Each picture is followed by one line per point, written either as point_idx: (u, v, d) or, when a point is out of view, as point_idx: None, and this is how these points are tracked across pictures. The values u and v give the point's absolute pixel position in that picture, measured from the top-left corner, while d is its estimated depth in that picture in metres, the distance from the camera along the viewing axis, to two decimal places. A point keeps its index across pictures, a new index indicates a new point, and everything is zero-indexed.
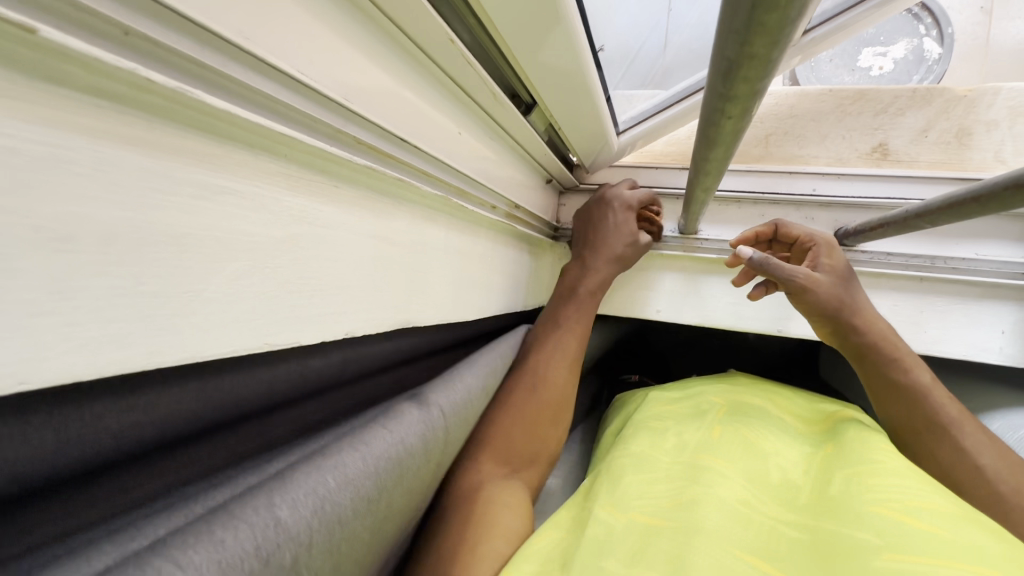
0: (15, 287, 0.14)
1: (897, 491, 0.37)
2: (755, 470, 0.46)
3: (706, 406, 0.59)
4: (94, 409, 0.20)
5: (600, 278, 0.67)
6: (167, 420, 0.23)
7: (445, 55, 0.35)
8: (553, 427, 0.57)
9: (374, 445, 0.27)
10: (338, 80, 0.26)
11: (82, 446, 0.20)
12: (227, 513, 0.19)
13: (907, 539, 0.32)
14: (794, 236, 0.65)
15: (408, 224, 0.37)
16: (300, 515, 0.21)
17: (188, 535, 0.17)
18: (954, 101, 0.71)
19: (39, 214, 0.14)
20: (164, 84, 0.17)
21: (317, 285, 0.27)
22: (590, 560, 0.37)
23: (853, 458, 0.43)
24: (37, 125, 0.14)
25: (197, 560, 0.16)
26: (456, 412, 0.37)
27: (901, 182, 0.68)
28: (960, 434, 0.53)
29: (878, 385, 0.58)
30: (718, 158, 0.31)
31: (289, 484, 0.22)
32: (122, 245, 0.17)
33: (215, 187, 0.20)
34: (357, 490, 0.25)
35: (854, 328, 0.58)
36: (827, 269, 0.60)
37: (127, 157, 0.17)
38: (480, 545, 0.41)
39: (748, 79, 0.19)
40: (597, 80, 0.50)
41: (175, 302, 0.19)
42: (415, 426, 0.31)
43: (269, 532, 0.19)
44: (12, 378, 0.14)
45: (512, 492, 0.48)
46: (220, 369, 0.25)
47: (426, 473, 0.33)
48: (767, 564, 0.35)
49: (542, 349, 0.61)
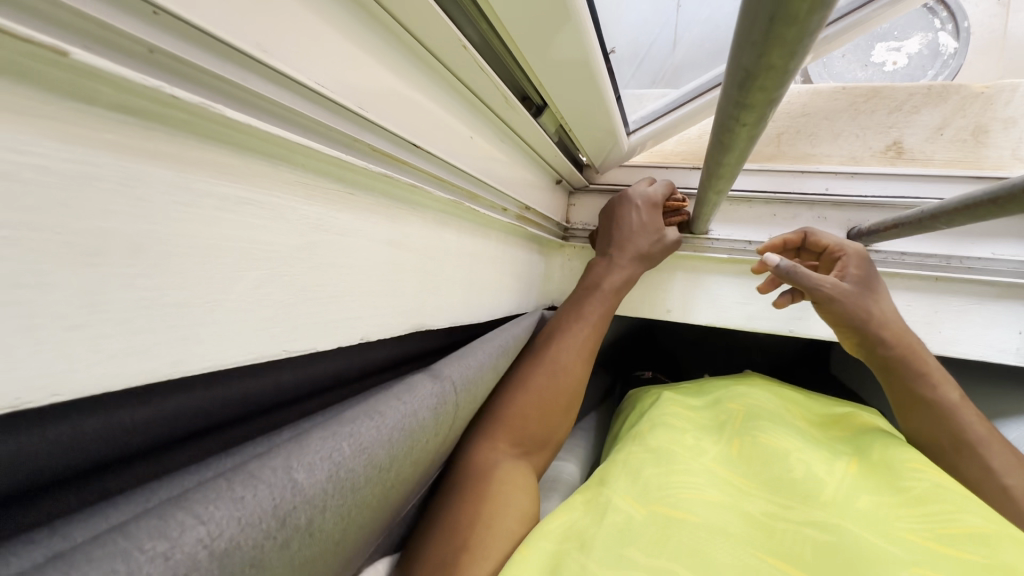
0: (48, 302, 0.14)
1: (932, 516, 0.37)
2: (771, 472, 0.45)
3: (725, 417, 0.58)
4: (109, 406, 0.20)
5: (623, 277, 0.67)
6: (178, 418, 0.23)
7: (457, 59, 0.35)
8: (564, 420, 0.57)
9: (390, 414, 0.27)
10: (353, 89, 0.26)
11: (100, 441, 0.20)
12: (246, 472, 0.19)
13: (939, 564, 0.33)
14: (822, 245, 0.65)
15: (421, 229, 0.37)
16: (316, 478, 0.21)
17: (207, 493, 0.17)
18: (971, 98, 0.69)
19: (70, 229, 0.15)
20: (188, 100, 0.17)
21: (334, 292, 0.27)
22: (610, 548, 0.38)
23: (881, 484, 0.44)
24: (66, 143, 0.14)
25: (217, 518, 0.16)
26: (467, 387, 0.37)
27: (916, 181, 0.67)
28: (989, 454, 0.53)
29: (906, 399, 0.58)
30: (731, 163, 0.31)
31: (306, 447, 0.21)
32: (147, 258, 0.17)
33: (235, 199, 0.21)
34: (371, 457, 0.24)
35: (882, 342, 0.58)
36: (855, 280, 0.59)
37: (150, 172, 0.17)
38: (493, 526, 0.41)
39: (764, 88, 0.19)
40: (608, 81, 0.50)
41: (198, 312, 0.19)
42: (428, 399, 0.31)
43: (287, 493, 0.19)
44: (45, 390, 0.15)
45: (520, 471, 0.49)
46: (228, 376, 0.26)
47: (433, 443, 0.33)
48: (793, 568, 0.35)
49: (564, 340, 0.60)
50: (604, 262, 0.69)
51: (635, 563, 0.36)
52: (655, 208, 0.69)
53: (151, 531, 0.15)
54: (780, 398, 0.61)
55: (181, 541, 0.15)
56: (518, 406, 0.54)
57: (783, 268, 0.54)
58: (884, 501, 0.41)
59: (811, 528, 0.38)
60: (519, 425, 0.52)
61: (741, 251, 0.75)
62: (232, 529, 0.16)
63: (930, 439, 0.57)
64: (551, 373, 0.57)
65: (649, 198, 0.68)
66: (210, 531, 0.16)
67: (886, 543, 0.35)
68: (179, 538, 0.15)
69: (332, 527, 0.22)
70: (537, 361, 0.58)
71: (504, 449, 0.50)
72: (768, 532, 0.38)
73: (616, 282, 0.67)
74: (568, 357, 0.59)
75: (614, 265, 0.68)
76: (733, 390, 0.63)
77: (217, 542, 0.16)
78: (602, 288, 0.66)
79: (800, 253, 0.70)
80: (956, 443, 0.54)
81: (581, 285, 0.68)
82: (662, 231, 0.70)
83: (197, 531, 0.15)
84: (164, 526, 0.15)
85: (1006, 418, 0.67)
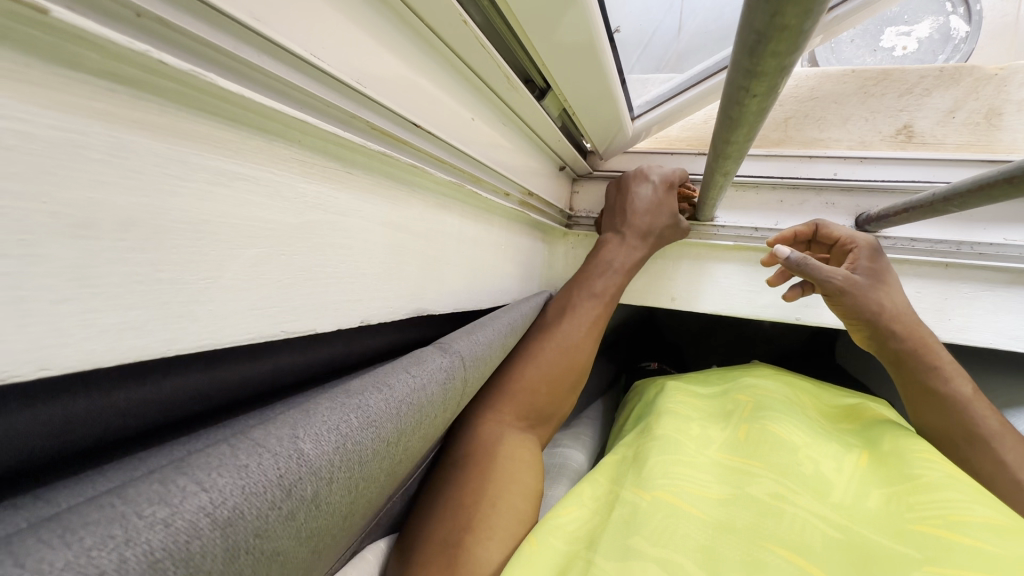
0: (38, 274, 0.14)
1: (942, 506, 0.36)
2: (779, 456, 0.45)
3: (732, 406, 0.57)
4: (101, 388, 0.20)
5: (633, 258, 0.68)
6: (173, 401, 0.23)
7: (457, 36, 0.34)
8: (569, 396, 0.57)
9: (397, 389, 0.26)
10: (350, 64, 0.26)
11: (90, 427, 0.20)
12: (249, 441, 0.18)
13: (952, 555, 0.32)
14: (834, 237, 0.63)
15: (422, 212, 0.36)
16: (323, 449, 0.20)
17: (209, 461, 0.16)
18: (985, 80, 0.68)
19: (58, 199, 0.14)
20: (177, 67, 0.16)
21: (332, 273, 0.27)
22: (616, 539, 0.38)
23: (891, 475, 0.43)
24: (51, 110, 0.14)
25: (220, 485, 0.16)
26: (476, 362, 0.37)
27: (927, 165, 0.66)
28: (1003, 448, 0.52)
29: (918, 392, 0.58)
30: (740, 141, 0.30)
31: (312, 419, 0.21)
32: (139, 232, 0.17)
33: (231, 173, 0.20)
34: (380, 430, 0.24)
35: (893, 335, 0.57)
36: (864, 272, 0.59)
37: (143, 143, 0.17)
38: (498, 504, 0.41)
39: (777, 54, 0.18)
40: (614, 64, 0.49)
41: (193, 289, 0.19)
42: (436, 374, 0.30)
43: (292, 462, 0.18)
44: (35, 365, 0.14)
45: (524, 447, 0.49)
46: (221, 359, 0.26)
47: (440, 421, 0.32)
48: (803, 559, 0.34)
49: (574, 319, 0.60)
50: (616, 239, 0.69)
51: (641, 553, 0.36)
52: (672, 188, 0.68)
53: (150, 498, 0.14)
54: (790, 389, 0.60)
55: (182, 508, 0.14)
56: (527, 380, 0.53)
57: (793, 261, 0.54)
58: (895, 493, 0.40)
59: (817, 523, 0.37)
60: (526, 399, 0.52)
61: (747, 237, 0.74)
62: (237, 497, 0.16)
63: (942, 432, 0.56)
64: (562, 351, 0.57)
65: (667, 178, 0.68)
66: (214, 499, 0.15)
67: (892, 541, 0.35)
68: (180, 505, 0.14)
69: (341, 501, 0.22)
70: (550, 338, 0.57)
71: (510, 422, 0.50)
72: (775, 518, 0.38)
73: (626, 262, 0.67)
74: (579, 337, 0.59)
75: (625, 242, 0.68)
76: (744, 380, 0.62)
77: (221, 511, 0.15)
78: (614, 269, 0.66)
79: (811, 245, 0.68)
80: (968, 437, 0.54)
81: (592, 261, 0.68)
82: (677, 216, 0.69)
83: (199, 498, 0.15)
84: (164, 493, 0.14)
85: (1014, 405, 0.67)
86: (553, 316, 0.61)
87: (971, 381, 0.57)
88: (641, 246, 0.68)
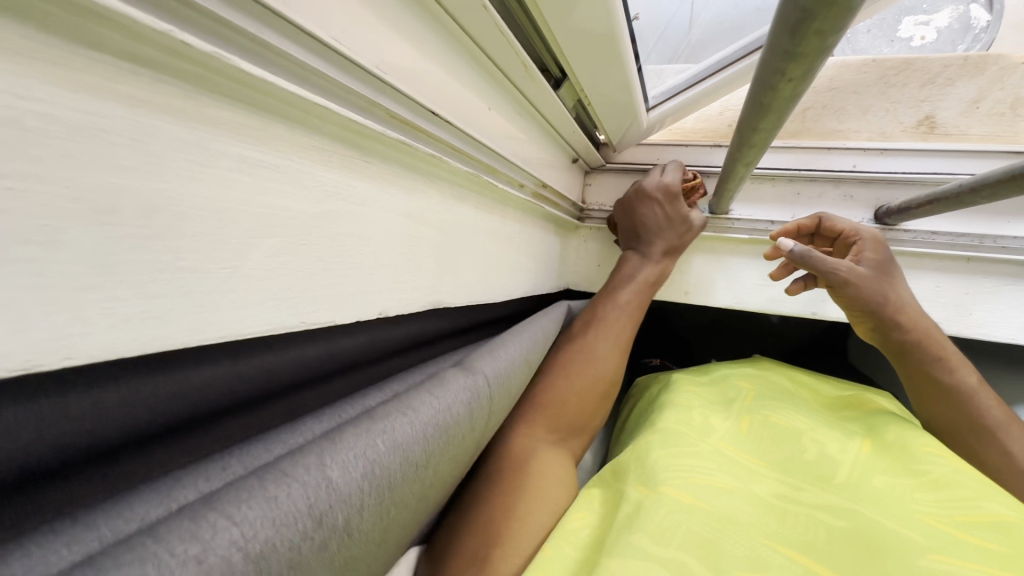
0: (59, 261, 0.14)
1: (952, 502, 0.36)
2: (787, 459, 0.45)
3: (734, 396, 0.57)
4: (130, 381, 0.20)
5: (657, 269, 0.67)
6: (200, 398, 0.23)
7: (477, 23, 0.33)
8: (600, 408, 0.57)
9: (422, 411, 0.26)
10: (371, 50, 0.25)
11: (114, 422, 0.19)
12: (278, 471, 0.18)
13: (957, 548, 0.31)
14: (837, 231, 0.62)
15: (439, 203, 0.36)
16: (351, 476, 0.20)
17: (240, 492, 0.17)
18: (1010, 69, 0.66)
19: (79, 183, 0.14)
20: (200, 48, 0.16)
21: (352, 264, 0.27)
22: (620, 538, 0.36)
23: (895, 464, 0.42)
24: (73, 92, 0.13)
25: (250, 519, 0.16)
26: (501, 382, 0.37)
27: (950, 156, 0.64)
28: (1007, 439, 0.52)
29: (920, 383, 0.56)
30: (767, 128, 0.29)
31: (339, 445, 0.21)
32: (161, 219, 0.16)
33: (252, 161, 0.20)
34: (407, 454, 0.24)
35: (897, 327, 0.55)
36: (870, 264, 0.57)
37: (164, 128, 0.16)
38: (527, 519, 0.40)
39: (821, 33, 0.17)
40: (630, 51, 0.47)
41: (213, 278, 0.19)
42: (459, 394, 0.30)
43: (321, 491, 0.18)
44: (59, 354, 0.14)
45: (559, 462, 0.48)
46: (249, 351, 0.25)
47: (470, 440, 0.32)
48: (807, 556, 0.33)
49: (602, 330, 0.60)
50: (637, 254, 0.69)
51: (647, 552, 0.34)
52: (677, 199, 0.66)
53: (182, 534, 0.14)
54: (794, 382, 0.60)
55: (213, 544, 0.14)
56: (557, 392, 0.53)
57: (796, 254, 0.53)
58: (900, 481, 0.40)
59: (822, 517, 0.36)
60: (556, 412, 0.52)
61: (762, 231, 0.73)
62: (267, 531, 0.16)
63: (943, 423, 0.55)
64: (589, 363, 0.56)
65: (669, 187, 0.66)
66: (243, 533, 0.15)
67: (895, 525, 0.34)
68: (211, 541, 0.14)
69: (372, 528, 0.21)
70: (578, 351, 0.58)
71: (542, 435, 0.49)
72: (781, 518, 0.37)
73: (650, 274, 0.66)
74: (607, 350, 0.58)
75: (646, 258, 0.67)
76: (746, 370, 0.63)
77: (252, 545, 0.15)
78: (636, 279, 0.66)
79: (814, 239, 0.68)
80: (974, 429, 0.53)
81: (614, 278, 0.67)
82: (688, 219, 0.68)
83: (229, 533, 0.15)
84: (196, 528, 0.15)
85: None
86: (579, 329, 0.61)
87: (976, 371, 0.56)
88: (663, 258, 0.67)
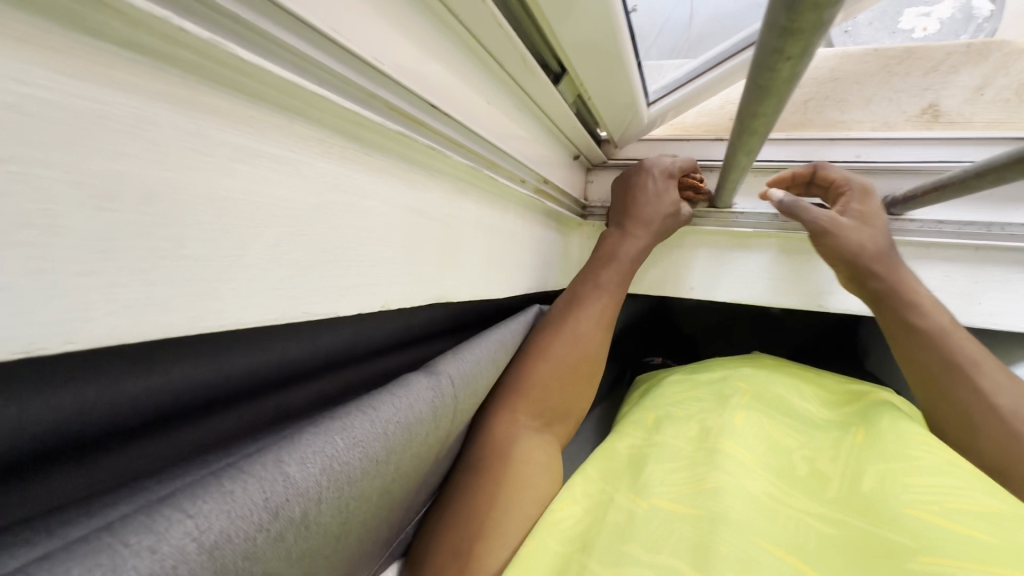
0: (60, 246, 0.14)
1: (935, 489, 0.34)
2: (778, 463, 0.44)
3: (729, 393, 0.55)
4: (113, 374, 0.21)
5: (637, 248, 0.65)
6: (183, 388, 0.24)
7: (476, 17, 0.33)
8: (585, 390, 0.57)
9: (383, 411, 0.27)
10: (371, 42, 0.25)
11: (100, 410, 0.20)
12: (238, 470, 0.19)
13: (942, 541, 0.30)
14: (830, 180, 0.63)
15: (440, 198, 0.36)
16: (310, 471, 0.21)
17: (198, 490, 0.18)
18: (1014, 55, 0.66)
19: (82, 169, 0.14)
20: (197, 35, 0.16)
21: (353, 255, 0.27)
22: (611, 546, 0.36)
23: (886, 451, 0.41)
24: (75, 79, 0.14)
25: (205, 511, 0.17)
26: (467, 381, 0.37)
27: (955, 145, 0.64)
28: (979, 376, 0.50)
29: (897, 329, 0.55)
30: (767, 112, 0.29)
31: (298, 444, 0.22)
32: (163, 205, 0.16)
33: (252, 150, 0.20)
34: (368, 451, 0.25)
35: (873, 274, 0.56)
36: (856, 215, 0.58)
37: (162, 114, 0.16)
38: (511, 513, 0.40)
39: (817, 5, 0.17)
40: (628, 47, 0.47)
41: (215, 266, 0.19)
42: (425, 395, 0.31)
43: (278, 485, 0.19)
44: (61, 337, 0.14)
45: (541, 448, 0.48)
46: (228, 346, 0.26)
47: (436, 440, 0.33)
48: (796, 559, 0.32)
49: (586, 313, 0.59)
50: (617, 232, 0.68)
51: (637, 560, 0.34)
52: (672, 179, 0.68)
53: (138, 528, 0.15)
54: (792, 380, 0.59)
55: (167, 535, 0.15)
56: (540, 376, 0.52)
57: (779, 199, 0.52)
58: (887, 471, 0.38)
59: (811, 520, 0.36)
60: (539, 396, 0.51)
61: (766, 225, 0.72)
62: (221, 522, 0.17)
63: (922, 372, 0.53)
64: (573, 342, 0.56)
65: (667, 170, 0.67)
66: (199, 525, 0.16)
67: (887, 527, 0.33)
68: (166, 533, 0.15)
69: (331, 520, 0.22)
70: (558, 334, 0.56)
71: (525, 420, 0.49)
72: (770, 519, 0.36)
73: (630, 252, 0.65)
74: (590, 330, 0.58)
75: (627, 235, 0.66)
76: (743, 370, 0.60)
77: (207, 535, 0.16)
78: (619, 258, 0.64)
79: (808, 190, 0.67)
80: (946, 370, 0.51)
81: (596, 254, 0.66)
82: (679, 204, 0.68)
83: (184, 526, 0.16)
84: (151, 523, 0.16)
85: None
86: (562, 309, 0.60)
87: (949, 314, 0.55)
88: (645, 236, 0.66)
